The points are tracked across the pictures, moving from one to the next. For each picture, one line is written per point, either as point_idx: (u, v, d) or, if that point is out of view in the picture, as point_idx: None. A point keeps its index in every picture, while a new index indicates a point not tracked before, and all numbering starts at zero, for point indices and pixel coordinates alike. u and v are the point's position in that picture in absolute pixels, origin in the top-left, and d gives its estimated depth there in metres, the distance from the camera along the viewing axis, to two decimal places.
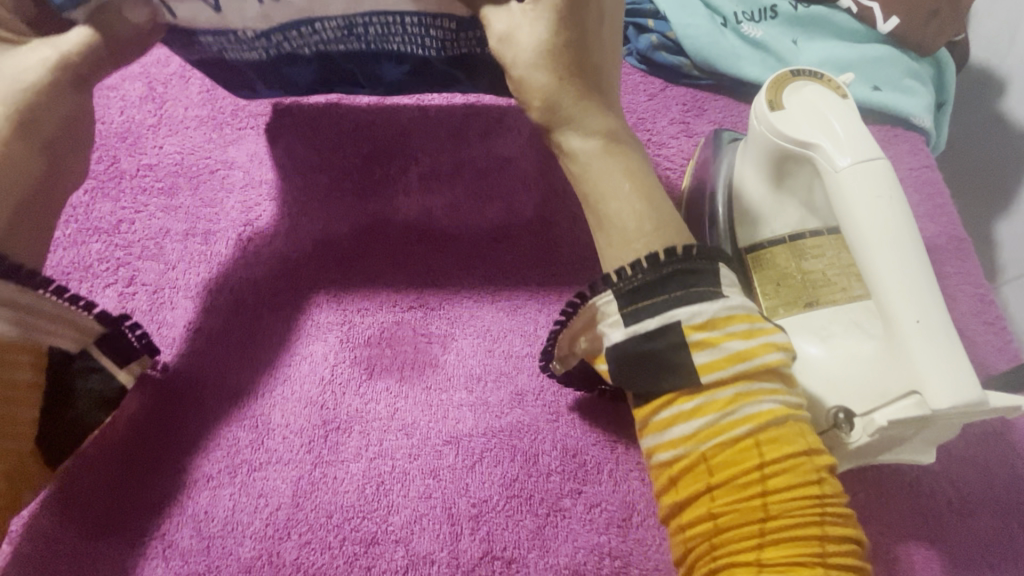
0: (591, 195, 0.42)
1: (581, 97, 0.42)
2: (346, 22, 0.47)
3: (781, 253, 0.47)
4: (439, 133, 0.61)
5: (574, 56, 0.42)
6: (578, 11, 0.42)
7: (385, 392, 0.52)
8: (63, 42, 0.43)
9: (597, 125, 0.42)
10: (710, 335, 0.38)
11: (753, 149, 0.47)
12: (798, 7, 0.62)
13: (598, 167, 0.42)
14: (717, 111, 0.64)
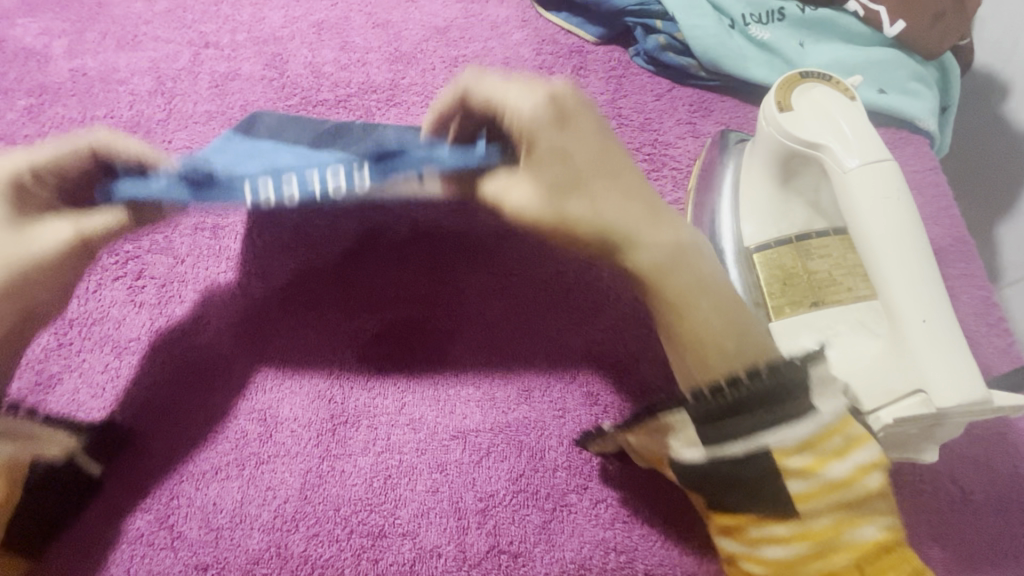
0: (672, 310, 0.42)
1: (634, 227, 0.42)
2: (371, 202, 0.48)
3: (787, 253, 0.48)
4: None
5: (601, 194, 0.42)
6: (580, 150, 0.42)
7: (393, 387, 0.53)
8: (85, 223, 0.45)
9: (662, 247, 0.42)
10: (809, 462, 0.38)
11: (761, 149, 0.48)
12: (805, 10, 0.63)
13: (678, 281, 0.42)
14: (723, 112, 0.65)
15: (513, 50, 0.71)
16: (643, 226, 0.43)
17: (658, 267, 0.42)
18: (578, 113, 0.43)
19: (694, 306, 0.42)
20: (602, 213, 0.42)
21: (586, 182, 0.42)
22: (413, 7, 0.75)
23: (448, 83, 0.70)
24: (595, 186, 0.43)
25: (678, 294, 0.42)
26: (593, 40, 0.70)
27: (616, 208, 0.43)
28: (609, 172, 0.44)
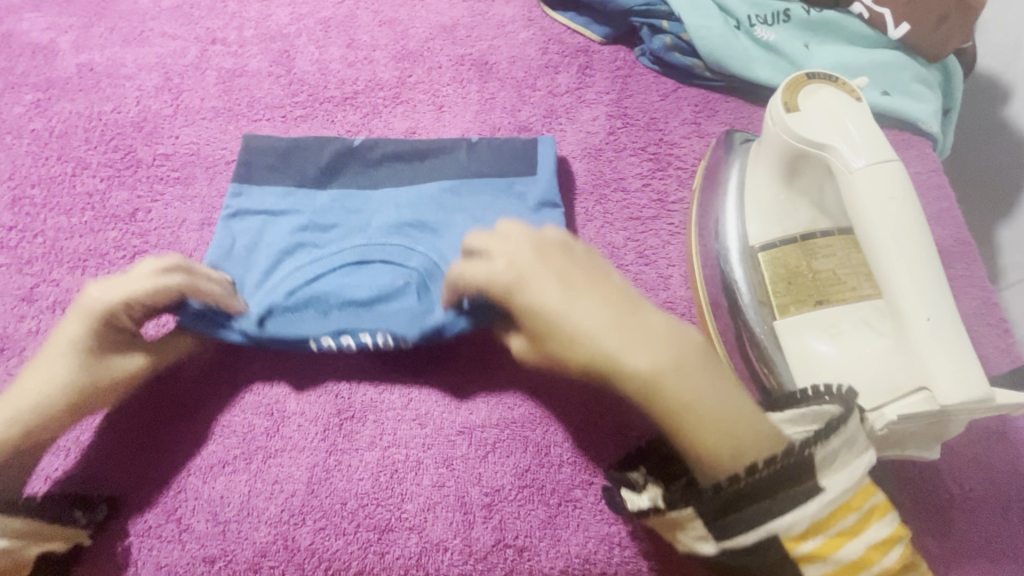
0: (671, 428, 0.36)
1: (611, 345, 0.37)
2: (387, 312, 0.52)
3: (792, 252, 0.48)
4: (435, 151, 0.60)
5: (561, 324, 0.39)
6: (530, 292, 0.40)
7: (400, 382, 0.53)
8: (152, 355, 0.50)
9: (646, 362, 0.36)
10: (821, 545, 0.35)
11: (767, 150, 0.48)
12: (810, 12, 0.63)
13: (677, 397, 0.36)
14: (728, 112, 0.65)
15: (519, 48, 0.71)
16: (626, 338, 0.37)
17: (651, 381, 0.36)
18: (528, 256, 0.41)
19: (695, 421, 0.36)
20: (580, 341, 0.38)
21: (562, 316, 0.38)
22: (419, 6, 0.75)
23: (454, 81, 0.70)
24: (569, 315, 0.38)
25: (678, 408, 0.36)
26: (599, 39, 0.70)
27: (591, 328, 0.37)
28: (580, 291, 0.39)
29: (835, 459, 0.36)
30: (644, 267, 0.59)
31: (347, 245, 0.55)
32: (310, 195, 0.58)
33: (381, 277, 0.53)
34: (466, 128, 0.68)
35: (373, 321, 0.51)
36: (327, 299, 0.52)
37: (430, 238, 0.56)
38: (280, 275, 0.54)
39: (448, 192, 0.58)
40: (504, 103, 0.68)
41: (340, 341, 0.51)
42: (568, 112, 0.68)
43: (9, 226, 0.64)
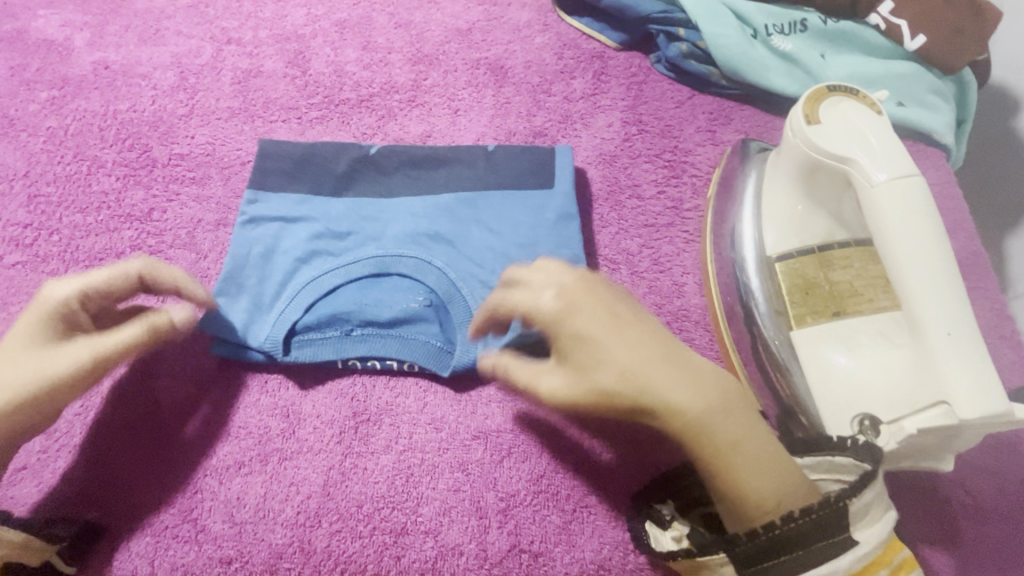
0: (715, 466, 0.38)
1: (664, 380, 0.38)
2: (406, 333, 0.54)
3: (810, 263, 0.48)
4: (452, 160, 0.60)
5: (614, 353, 0.38)
6: (579, 320, 0.39)
7: (415, 386, 0.54)
8: (100, 344, 0.46)
9: (698, 400, 0.38)
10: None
11: (785, 161, 0.49)
12: (827, 22, 0.63)
13: (719, 441, 0.37)
14: (742, 121, 0.66)
15: (534, 53, 0.72)
16: (675, 377, 0.38)
17: (696, 422, 0.37)
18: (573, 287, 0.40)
19: (734, 461, 0.37)
20: (631, 377, 0.38)
21: (614, 350, 0.38)
22: (435, 9, 0.75)
23: (470, 85, 0.70)
24: (622, 352, 0.38)
25: (719, 448, 0.37)
26: (614, 44, 0.70)
27: (644, 366, 0.38)
28: (634, 327, 0.39)
29: (874, 514, 0.38)
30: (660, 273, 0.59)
31: (363, 257, 0.56)
32: (324, 203, 0.58)
33: (400, 296, 0.55)
34: (481, 132, 0.68)
35: (396, 344, 0.53)
36: (350, 320, 0.54)
37: (447, 250, 0.56)
38: (296, 288, 0.54)
39: (463, 203, 0.58)
40: (519, 108, 0.69)
41: (365, 362, 0.53)
42: (583, 117, 0.68)
43: (25, 223, 0.64)
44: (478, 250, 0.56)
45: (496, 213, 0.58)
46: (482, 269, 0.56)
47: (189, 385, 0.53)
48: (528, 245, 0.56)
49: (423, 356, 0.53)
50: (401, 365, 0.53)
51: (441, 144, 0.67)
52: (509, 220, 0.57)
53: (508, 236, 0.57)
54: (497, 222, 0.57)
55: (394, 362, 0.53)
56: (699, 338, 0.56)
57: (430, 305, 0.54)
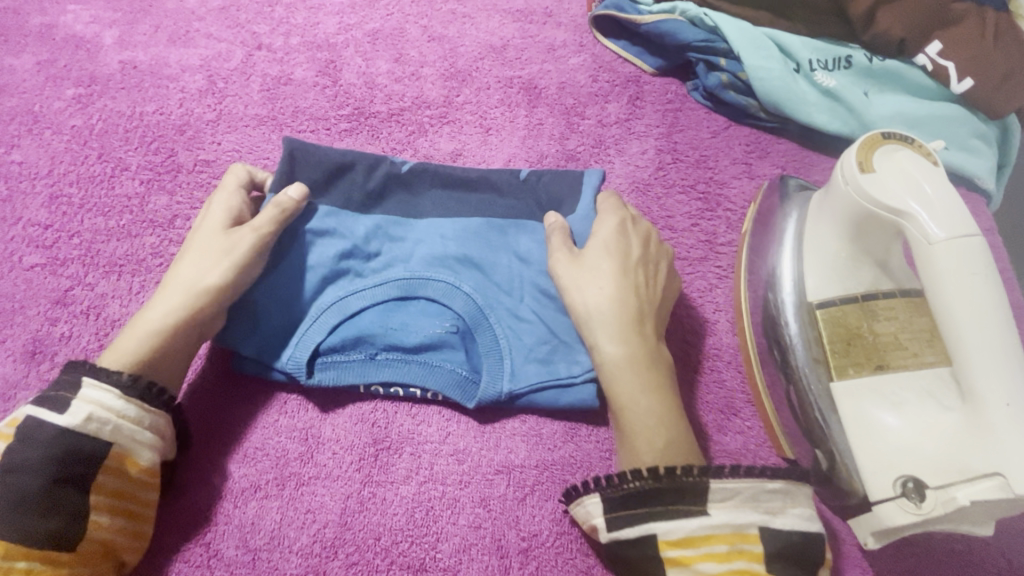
0: (619, 395, 0.46)
1: (620, 326, 0.48)
2: (429, 360, 0.52)
3: (852, 312, 0.47)
4: (485, 181, 0.59)
5: (620, 282, 0.50)
6: (619, 252, 0.51)
7: (438, 415, 0.52)
8: (255, 227, 0.51)
9: (630, 349, 0.47)
10: (684, 554, 0.37)
11: (831, 206, 0.47)
12: (872, 60, 0.62)
13: (612, 386, 0.47)
14: (780, 155, 0.65)
15: (568, 74, 0.71)
16: (617, 326, 0.48)
17: (614, 362, 0.47)
18: (636, 238, 0.53)
19: (629, 410, 0.45)
20: (589, 302, 0.49)
21: (599, 281, 0.50)
22: (469, 24, 0.74)
23: (502, 103, 0.69)
24: (606, 281, 0.50)
25: (619, 390, 0.46)
26: (650, 70, 0.69)
27: (607, 303, 0.49)
28: (630, 280, 0.50)
29: (747, 503, 0.38)
30: (691, 308, 0.57)
31: (390, 278, 0.54)
32: (351, 219, 0.56)
33: (426, 321, 0.53)
34: (512, 153, 0.67)
35: (420, 372, 0.52)
36: (374, 343, 0.52)
37: (476, 276, 0.55)
38: (320, 307, 0.53)
39: (494, 228, 0.57)
40: (552, 130, 0.67)
41: (388, 389, 0.52)
42: (616, 143, 0.67)
43: (45, 224, 0.63)
44: (507, 278, 0.55)
45: (526, 240, 0.57)
46: (511, 297, 0.54)
47: (205, 399, 0.53)
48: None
49: (447, 385, 0.51)
50: (425, 393, 0.52)
51: (471, 163, 0.66)
52: (539, 248, 0.56)
53: (538, 263, 0.55)
54: (528, 250, 0.56)
55: (417, 390, 0.52)
56: (731, 380, 0.54)
57: (456, 331, 0.53)
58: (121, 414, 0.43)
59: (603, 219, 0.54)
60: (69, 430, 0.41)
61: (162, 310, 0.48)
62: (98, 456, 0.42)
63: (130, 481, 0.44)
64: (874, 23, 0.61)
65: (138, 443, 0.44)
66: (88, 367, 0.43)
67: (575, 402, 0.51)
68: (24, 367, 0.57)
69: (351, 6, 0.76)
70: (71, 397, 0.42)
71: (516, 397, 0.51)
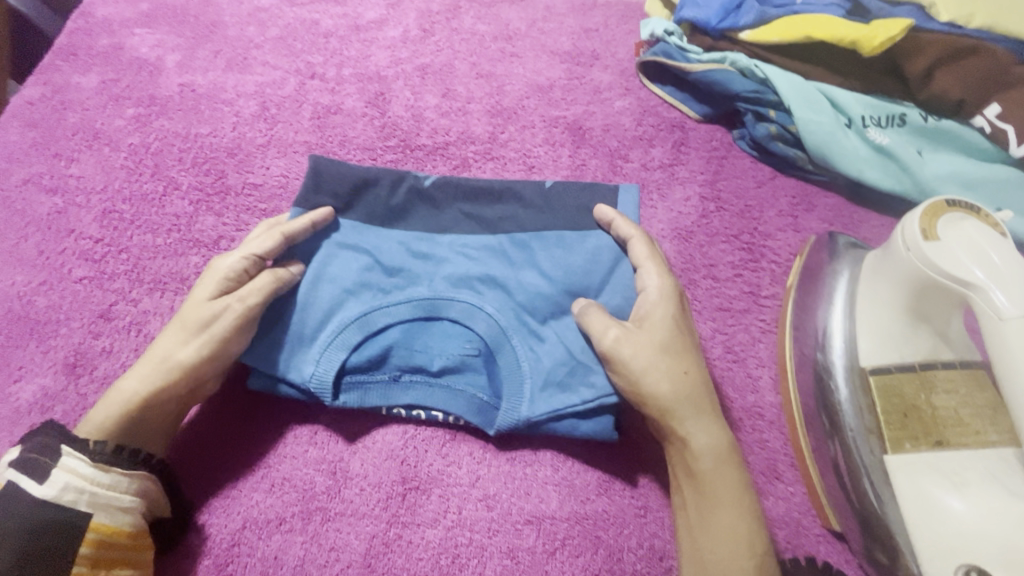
0: (712, 496, 0.44)
1: (704, 412, 0.46)
2: (448, 383, 0.52)
3: (909, 381, 0.46)
4: (506, 196, 0.58)
5: (694, 361, 0.48)
6: (681, 326, 0.49)
7: (469, 457, 0.51)
8: (244, 297, 0.50)
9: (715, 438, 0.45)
10: None
11: (887, 269, 0.47)
12: (927, 119, 0.61)
13: (708, 480, 0.44)
14: (827, 209, 0.64)
15: (614, 117, 0.71)
16: (709, 410, 0.46)
17: (711, 456, 0.45)
18: (686, 309, 0.51)
19: (717, 509, 0.43)
20: (680, 390, 0.46)
21: (681, 365, 0.47)
22: (517, 63, 0.76)
23: (547, 142, 0.69)
24: (687, 364, 0.47)
25: (717, 489, 0.44)
26: (695, 116, 0.70)
27: (694, 390, 0.47)
28: (698, 356, 0.49)
29: None
30: (732, 362, 0.56)
31: (414, 298, 0.54)
32: (375, 234, 0.56)
33: (450, 343, 0.53)
34: None
35: (442, 395, 0.52)
36: (396, 365, 0.52)
37: (500, 296, 0.54)
38: (343, 324, 0.52)
39: (516, 246, 0.56)
40: (595, 172, 0.67)
41: (409, 411, 0.52)
42: (660, 188, 0.66)
43: (96, 238, 0.65)
44: (530, 300, 0.54)
45: (547, 259, 0.55)
46: (533, 320, 0.53)
47: (234, 421, 0.53)
48: (581, 292, 0.54)
49: (469, 411, 0.51)
50: (446, 418, 0.52)
51: None
52: (561, 267, 0.55)
53: (561, 282, 0.54)
54: (548, 270, 0.55)
55: (439, 414, 0.52)
56: (772, 440, 0.52)
57: (479, 354, 0.52)
58: (96, 480, 0.43)
59: (654, 281, 0.51)
60: (44, 502, 0.41)
61: (141, 375, 0.48)
62: (77, 528, 0.41)
63: (114, 551, 0.43)
64: (930, 83, 0.60)
65: (118, 510, 0.43)
66: (65, 436, 0.43)
67: (594, 431, 0.49)
68: (64, 380, 0.57)
69: (404, 41, 0.78)
70: (49, 466, 0.42)
71: (535, 425, 0.50)
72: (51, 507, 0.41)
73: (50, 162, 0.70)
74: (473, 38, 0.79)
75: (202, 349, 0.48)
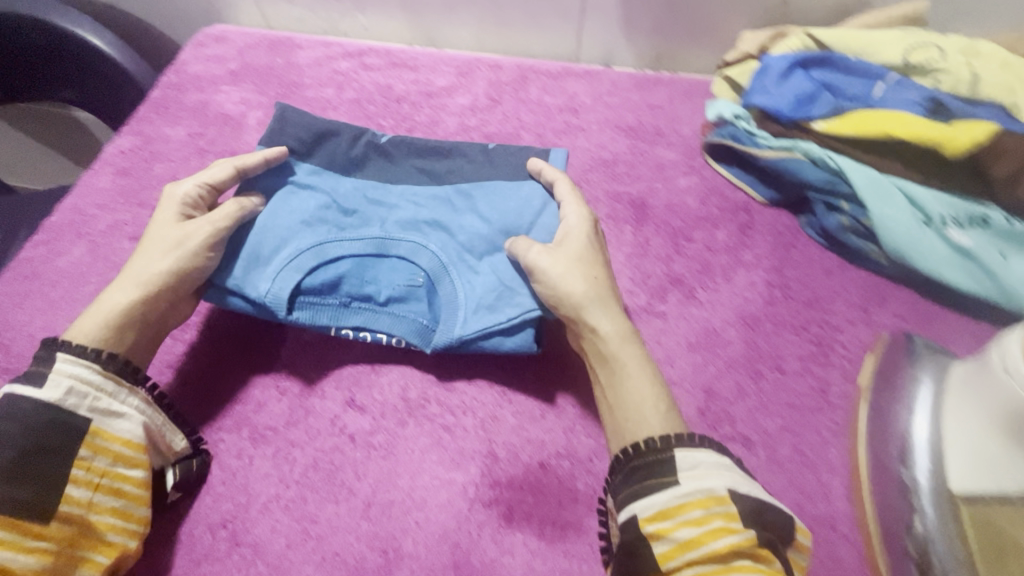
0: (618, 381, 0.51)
1: (608, 310, 0.54)
2: (390, 305, 0.59)
3: (1006, 512, 0.45)
4: (451, 151, 0.67)
5: (604, 273, 0.56)
6: (594, 244, 0.58)
7: (523, 547, 0.50)
8: (216, 218, 0.57)
9: (615, 332, 0.53)
10: (660, 527, 0.42)
11: (982, 389, 0.47)
12: (1012, 222, 0.59)
13: (615, 365, 0.52)
14: (901, 304, 0.62)
15: (678, 196, 0.71)
16: (615, 310, 0.54)
17: (613, 342, 0.53)
18: (601, 239, 0.60)
19: (624, 390, 0.51)
20: (590, 291, 0.54)
21: (591, 273, 0.55)
22: (582, 136, 0.78)
23: (610, 218, 0.70)
24: (597, 273, 0.55)
25: (621, 378, 0.51)
26: (762, 201, 0.70)
27: (602, 292, 0.54)
28: (608, 273, 0.57)
29: (711, 471, 0.44)
30: (803, 465, 0.53)
31: (365, 236, 0.61)
32: (334, 179, 0.65)
33: (396, 276, 0.60)
34: (616, 269, 0.65)
35: (387, 320, 0.59)
36: (347, 292, 0.59)
37: (442, 236, 0.62)
38: (298, 250, 0.59)
39: (459, 195, 0.64)
40: (658, 250, 0.67)
41: (357, 333, 0.59)
42: (724, 271, 0.65)
43: None
44: (464, 237, 0.61)
45: (483, 204, 0.63)
46: (471, 255, 0.61)
47: (292, 489, 0.53)
48: (513, 232, 0.61)
49: (409, 332, 0.58)
50: (389, 340, 0.59)
51: None
52: (493, 209, 0.63)
53: (497, 223, 0.62)
54: (483, 213, 0.63)
55: (383, 337, 0.59)
56: (847, 557, 0.49)
57: (422, 285, 0.60)
58: (98, 387, 0.47)
59: (573, 213, 0.59)
60: (48, 403, 0.45)
61: (125, 288, 0.52)
62: (75, 429, 0.45)
63: (110, 456, 0.47)
64: (1016, 187, 0.59)
65: (115, 418, 0.48)
66: (61, 343, 0.48)
67: (517, 347, 0.56)
68: None
69: (471, 109, 0.82)
70: (45, 371, 0.46)
71: (467, 344, 0.56)
72: (54, 408, 0.45)
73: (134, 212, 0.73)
74: (539, 109, 0.81)
75: (177, 261, 0.54)
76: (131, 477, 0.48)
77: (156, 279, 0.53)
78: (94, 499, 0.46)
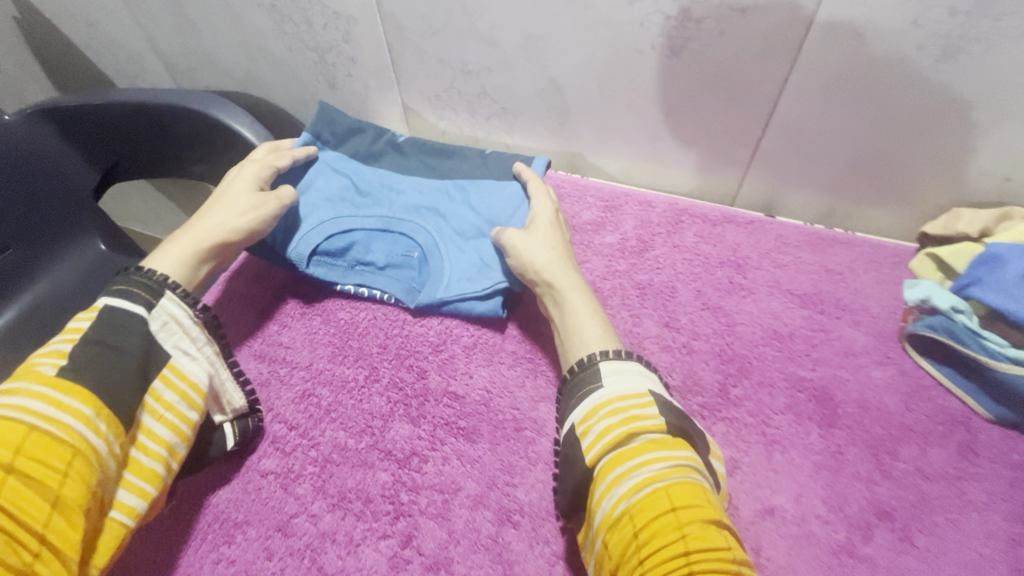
0: (565, 323, 0.58)
1: (565, 269, 0.60)
2: (386, 265, 0.68)
3: None
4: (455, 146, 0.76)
5: (560, 237, 0.64)
6: (553, 209, 0.67)
7: None
8: (281, 195, 0.64)
9: (567, 281, 0.59)
10: (586, 428, 0.49)
11: None
12: None
13: (564, 307, 0.58)
14: None
15: (873, 392, 0.60)
16: (569, 265, 0.61)
17: (564, 288, 0.59)
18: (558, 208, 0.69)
19: (569, 326, 0.57)
20: (549, 257, 0.60)
21: (552, 242, 0.62)
22: (749, 298, 0.68)
23: (791, 412, 0.59)
24: (553, 238, 0.63)
25: (568, 319, 0.58)
26: (987, 415, 0.57)
27: (559, 254, 0.62)
28: (566, 241, 0.64)
29: (645, 376, 0.52)
30: None
31: (376, 214, 0.70)
32: (355, 165, 0.74)
33: (396, 247, 0.69)
34: (804, 485, 0.54)
35: (384, 281, 0.67)
36: (355, 256, 0.68)
37: (437, 220, 0.70)
38: (320, 220, 0.68)
39: (458, 188, 0.73)
40: (855, 467, 0.55)
41: (356, 290, 0.67)
42: (944, 510, 0.52)
43: (291, 424, 0.59)
44: (454, 221, 0.70)
45: (475, 196, 0.71)
46: (461, 235, 0.69)
47: None
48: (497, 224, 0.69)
49: (400, 291, 0.67)
50: (384, 296, 0.67)
51: (752, 485, 0.55)
52: (484, 201, 0.70)
53: (485, 215, 0.69)
54: (473, 203, 0.71)
55: (379, 293, 0.67)
56: None
57: (418, 256, 0.68)
58: (185, 330, 0.53)
59: (534, 189, 0.67)
60: (149, 331, 0.50)
61: (201, 232, 0.58)
62: (160, 360, 0.50)
63: (179, 395, 0.50)
64: None
65: (190, 361, 0.52)
66: (171, 282, 0.53)
67: (486, 311, 0.65)
68: None
69: (621, 250, 0.73)
70: (153, 302, 0.51)
71: (445, 304, 0.65)
72: (152, 337, 0.50)
73: (262, 323, 0.66)
74: (696, 259, 0.72)
75: (250, 222, 0.60)
76: (188, 419, 0.51)
77: (232, 230, 0.59)
78: (151, 426, 0.48)
